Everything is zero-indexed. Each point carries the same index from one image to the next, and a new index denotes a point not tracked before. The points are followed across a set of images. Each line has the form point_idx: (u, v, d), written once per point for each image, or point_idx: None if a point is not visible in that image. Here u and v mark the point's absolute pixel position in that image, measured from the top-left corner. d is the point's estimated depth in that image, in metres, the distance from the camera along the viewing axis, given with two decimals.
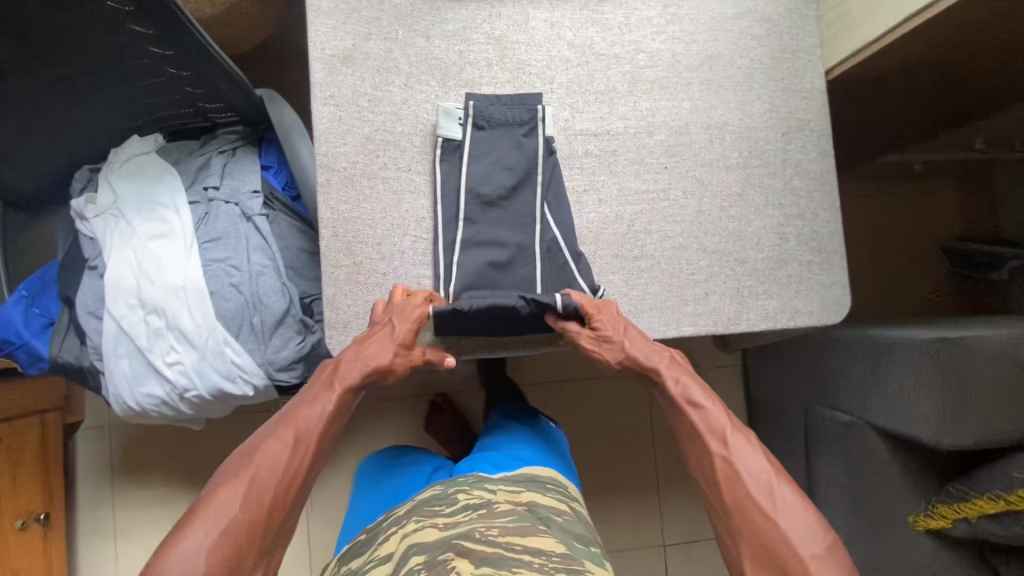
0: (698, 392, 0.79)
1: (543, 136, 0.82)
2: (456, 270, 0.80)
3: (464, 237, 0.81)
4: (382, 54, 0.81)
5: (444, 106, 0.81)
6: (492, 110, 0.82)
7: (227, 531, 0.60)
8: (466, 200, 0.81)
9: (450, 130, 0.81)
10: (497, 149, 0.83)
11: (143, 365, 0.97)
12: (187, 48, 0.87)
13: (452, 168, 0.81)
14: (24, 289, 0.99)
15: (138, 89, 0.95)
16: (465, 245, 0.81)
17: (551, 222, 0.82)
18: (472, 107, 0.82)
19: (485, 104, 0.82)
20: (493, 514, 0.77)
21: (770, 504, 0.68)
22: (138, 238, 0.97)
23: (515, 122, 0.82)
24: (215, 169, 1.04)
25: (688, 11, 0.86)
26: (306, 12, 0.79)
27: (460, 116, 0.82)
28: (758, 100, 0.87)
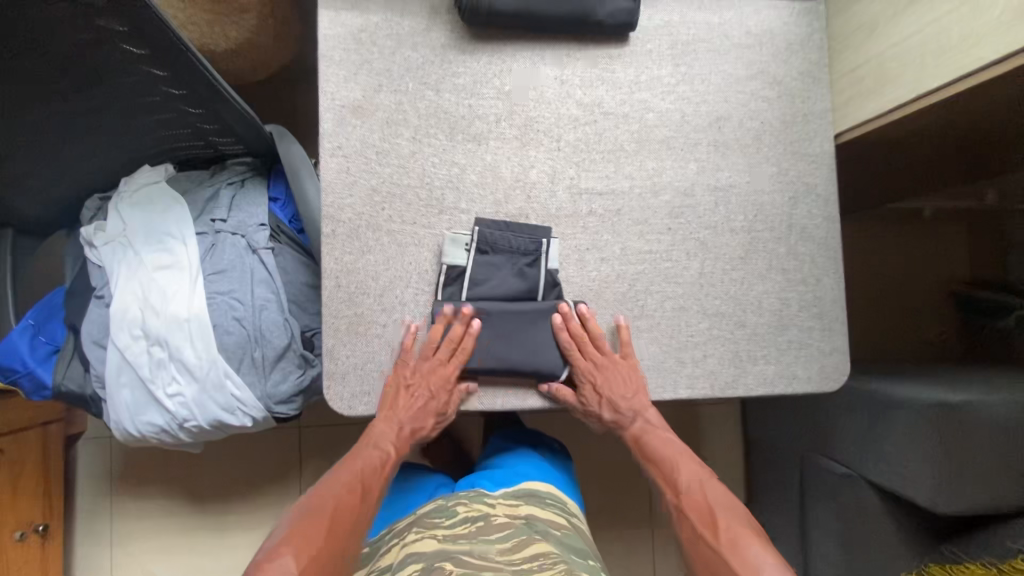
0: (656, 446, 0.86)
1: (547, 268, 0.83)
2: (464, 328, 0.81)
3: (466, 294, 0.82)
4: (392, 107, 0.81)
5: (452, 234, 0.82)
6: (496, 236, 0.82)
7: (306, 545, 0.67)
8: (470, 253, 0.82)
9: (456, 256, 0.82)
10: (498, 275, 0.83)
11: (145, 395, 0.98)
12: (200, 89, 0.88)
13: (454, 246, 0.82)
14: (31, 317, 0.99)
15: (149, 123, 0.95)
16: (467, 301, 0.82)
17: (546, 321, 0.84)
18: (479, 233, 0.82)
19: (490, 230, 0.82)
20: (491, 528, 0.76)
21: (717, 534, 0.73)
22: (145, 268, 0.99)
23: (519, 251, 0.83)
24: (223, 201, 1.05)
25: (699, 71, 0.86)
26: (319, 63, 0.80)
27: (466, 241, 0.82)
28: (765, 162, 0.87)
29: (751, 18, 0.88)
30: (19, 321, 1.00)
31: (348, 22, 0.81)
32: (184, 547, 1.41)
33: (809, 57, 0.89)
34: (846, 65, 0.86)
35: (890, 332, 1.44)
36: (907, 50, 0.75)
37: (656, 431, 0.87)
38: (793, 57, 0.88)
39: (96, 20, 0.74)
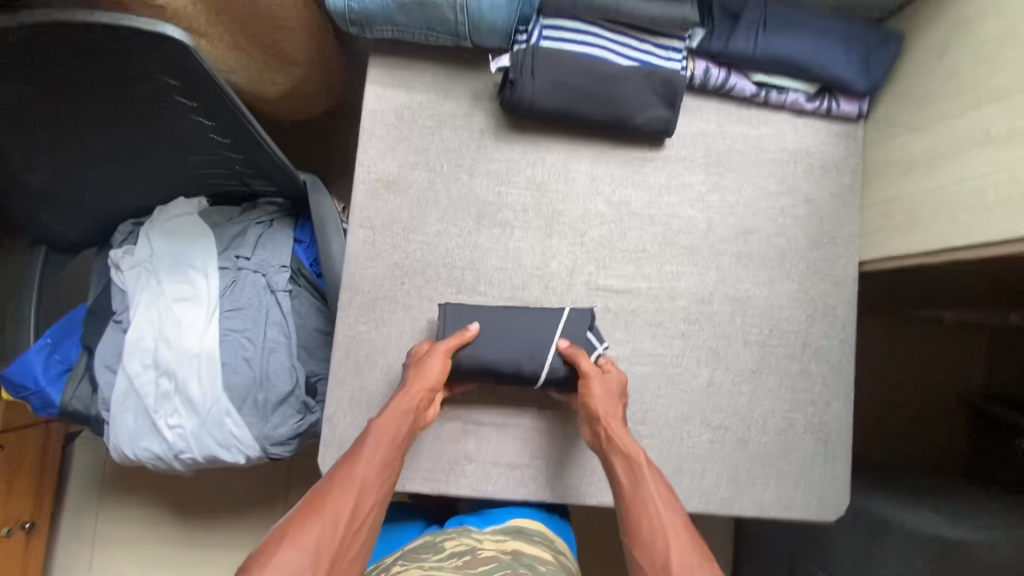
0: (650, 474, 0.72)
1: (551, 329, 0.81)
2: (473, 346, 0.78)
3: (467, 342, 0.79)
4: (425, 185, 0.83)
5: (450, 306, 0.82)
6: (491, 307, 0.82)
7: None
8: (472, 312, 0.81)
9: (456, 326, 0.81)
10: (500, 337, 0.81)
11: (146, 422, 1.00)
12: (243, 139, 0.91)
13: None
14: (48, 335, 1.00)
15: (190, 162, 0.98)
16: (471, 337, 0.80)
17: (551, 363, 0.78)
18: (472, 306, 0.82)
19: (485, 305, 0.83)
20: (476, 562, 0.70)
21: None
22: (164, 299, 1.01)
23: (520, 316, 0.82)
24: (249, 239, 1.08)
25: (730, 182, 0.87)
26: (359, 136, 0.83)
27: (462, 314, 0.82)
28: (787, 280, 0.87)
29: (787, 134, 0.89)
30: (37, 338, 1.00)
31: (393, 99, 0.83)
32: (163, 559, 1.41)
33: (841, 181, 0.89)
34: (879, 194, 0.86)
35: (898, 440, 1.40)
36: (941, 198, 0.75)
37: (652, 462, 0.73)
38: (826, 177, 0.89)
39: (155, 76, 0.77)
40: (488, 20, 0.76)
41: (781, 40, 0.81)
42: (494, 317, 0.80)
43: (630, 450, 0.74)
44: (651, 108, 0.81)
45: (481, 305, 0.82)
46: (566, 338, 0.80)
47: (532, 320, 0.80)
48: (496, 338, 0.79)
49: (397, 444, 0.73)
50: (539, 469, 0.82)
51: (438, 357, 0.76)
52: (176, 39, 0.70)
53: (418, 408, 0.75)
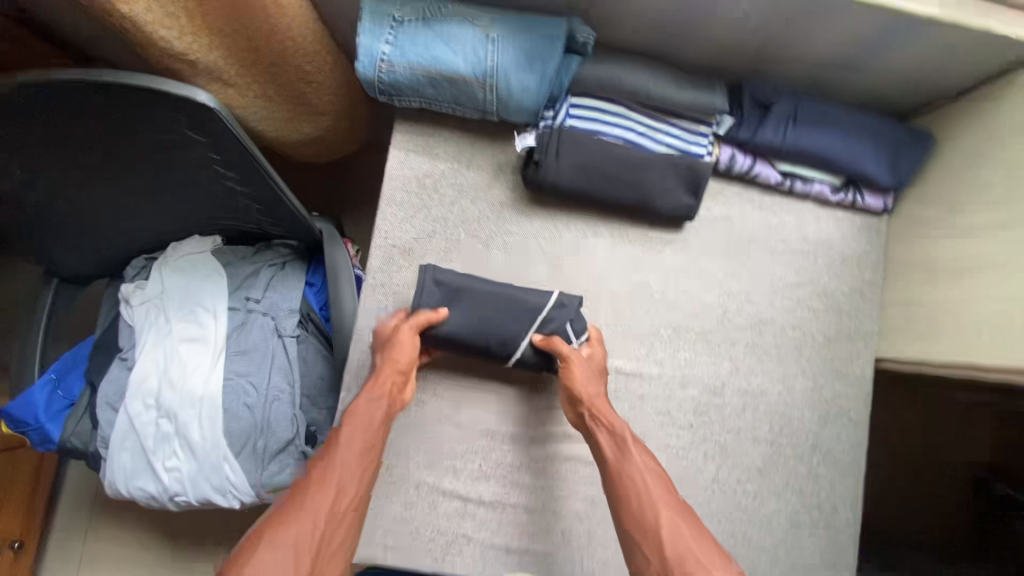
0: (636, 448, 0.72)
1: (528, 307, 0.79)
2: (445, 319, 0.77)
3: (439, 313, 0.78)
4: (441, 256, 0.83)
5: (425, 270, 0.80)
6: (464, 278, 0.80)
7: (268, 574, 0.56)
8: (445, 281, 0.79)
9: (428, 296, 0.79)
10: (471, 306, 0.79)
11: (143, 463, 0.99)
12: (262, 188, 0.91)
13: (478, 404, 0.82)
14: (53, 369, 0.99)
15: (207, 206, 0.97)
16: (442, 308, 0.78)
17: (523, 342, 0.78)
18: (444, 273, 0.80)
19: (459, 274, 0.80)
20: None
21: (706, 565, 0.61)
22: (172, 338, 1.01)
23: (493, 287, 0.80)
24: (260, 281, 1.08)
25: (749, 269, 0.86)
26: (380, 202, 0.83)
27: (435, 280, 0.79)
28: (800, 372, 0.85)
29: (810, 225, 0.88)
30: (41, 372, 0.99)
31: (416, 166, 0.83)
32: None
33: (861, 274, 0.88)
34: (898, 295, 0.86)
35: None
36: (963, 313, 0.74)
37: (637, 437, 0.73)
38: (845, 270, 0.88)
39: (182, 127, 0.77)
40: (516, 98, 0.76)
41: (810, 134, 0.81)
42: (468, 292, 0.79)
43: (613, 423, 0.74)
44: (674, 193, 0.81)
45: (462, 275, 0.80)
46: (542, 331, 0.79)
47: (513, 303, 0.79)
48: (473, 313, 0.78)
49: (373, 431, 0.71)
50: (527, 474, 0.81)
51: (407, 333, 0.75)
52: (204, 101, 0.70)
53: (392, 391, 0.74)
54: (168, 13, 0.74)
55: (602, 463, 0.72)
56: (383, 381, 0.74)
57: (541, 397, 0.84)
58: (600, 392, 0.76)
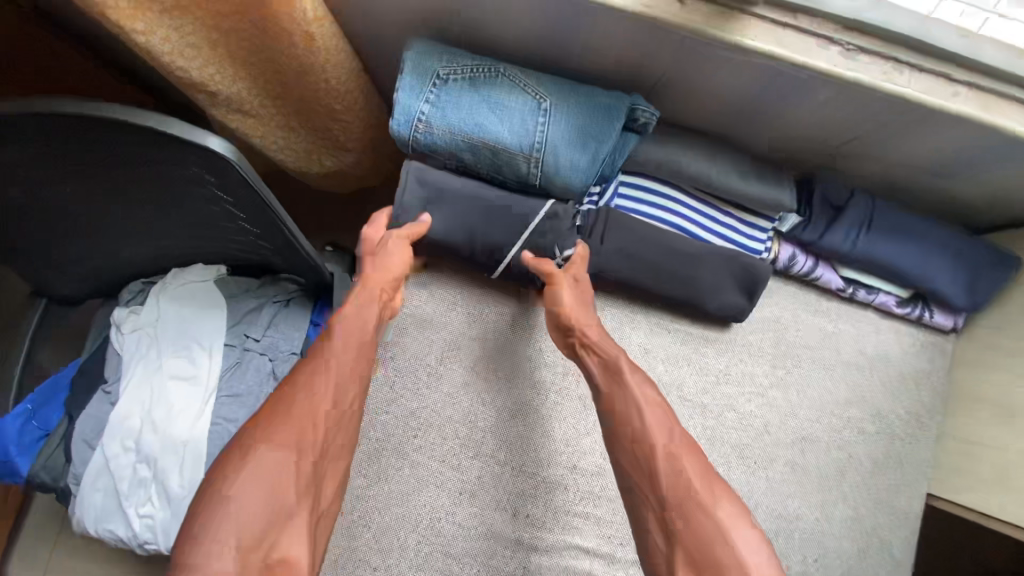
0: (632, 375, 0.63)
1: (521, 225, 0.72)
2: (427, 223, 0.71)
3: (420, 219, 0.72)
4: (459, 328, 0.78)
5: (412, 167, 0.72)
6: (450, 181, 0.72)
7: (259, 470, 0.50)
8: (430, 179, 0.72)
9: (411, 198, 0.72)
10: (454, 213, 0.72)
11: (115, 506, 0.91)
12: (276, 232, 0.79)
13: (483, 504, 0.72)
14: (30, 398, 0.92)
15: (212, 238, 0.86)
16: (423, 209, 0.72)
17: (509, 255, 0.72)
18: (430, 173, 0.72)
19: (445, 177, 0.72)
20: None
21: (709, 494, 0.52)
22: (161, 375, 0.93)
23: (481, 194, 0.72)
24: (262, 319, 1.00)
25: (797, 379, 0.77)
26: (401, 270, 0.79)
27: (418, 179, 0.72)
28: (842, 501, 0.76)
29: (867, 337, 0.79)
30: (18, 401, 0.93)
31: None
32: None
33: (919, 396, 0.79)
34: (966, 428, 0.76)
35: None
36: None
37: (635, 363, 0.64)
38: (902, 391, 0.79)
39: (192, 167, 0.64)
40: (563, 177, 0.69)
41: (879, 242, 0.73)
42: (453, 195, 0.72)
43: (605, 350, 0.65)
44: (727, 294, 0.73)
45: (453, 177, 0.73)
46: (532, 247, 0.72)
47: (500, 210, 0.72)
48: (454, 219, 0.72)
49: (367, 340, 0.66)
50: (495, 418, 0.75)
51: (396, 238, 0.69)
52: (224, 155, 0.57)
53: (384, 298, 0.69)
54: (189, 43, 0.67)
55: (596, 396, 0.64)
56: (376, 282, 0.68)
57: (545, 435, 0.75)
58: (593, 321, 0.68)
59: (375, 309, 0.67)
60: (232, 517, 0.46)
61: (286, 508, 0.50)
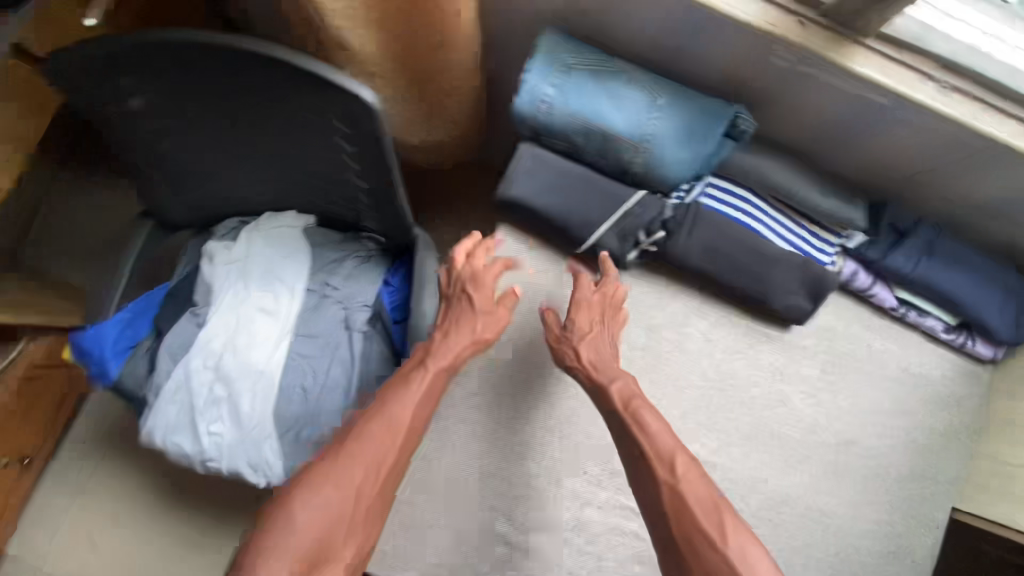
0: (647, 411, 0.69)
1: (618, 205, 0.78)
2: (530, 193, 0.79)
3: (524, 190, 0.79)
4: (543, 296, 0.84)
5: (523, 149, 0.80)
6: (553, 161, 0.79)
7: (324, 501, 0.61)
8: (539, 157, 0.80)
9: (518, 170, 0.79)
10: (559, 184, 0.79)
11: (186, 420, 0.99)
12: (382, 190, 0.84)
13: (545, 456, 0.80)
14: (128, 310, 0.98)
15: (315, 189, 0.91)
16: (528, 180, 0.79)
17: (598, 231, 0.78)
18: (538, 152, 0.80)
19: (546, 157, 0.80)
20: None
21: (718, 531, 0.58)
22: (248, 306, 1.02)
23: (583, 173, 0.79)
24: (343, 270, 1.08)
25: (844, 387, 0.84)
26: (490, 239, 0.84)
27: (525, 156, 0.80)
28: (873, 504, 0.82)
29: (914, 357, 0.86)
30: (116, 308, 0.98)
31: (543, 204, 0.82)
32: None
33: (954, 420, 0.85)
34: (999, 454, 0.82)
35: None
36: None
37: (649, 401, 0.69)
38: (940, 412, 0.85)
39: (330, 118, 0.68)
40: (665, 168, 0.76)
41: (938, 270, 0.80)
42: (557, 172, 0.79)
43: (614, 391, 0.71)
44: (793, 297, 0.79)
45: (559, 159, 0.80)
46: (617, 228, 0.78)
47: (598, 188, 0.78)
48: (555, 192, 0.79)
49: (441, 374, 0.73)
50: (564, 382, 0.82)
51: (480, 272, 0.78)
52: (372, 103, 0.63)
53: (468, 333, 0.75)
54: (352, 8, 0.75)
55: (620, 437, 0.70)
56: (462, 321, 0.76)
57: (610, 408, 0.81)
58: (605, 353, 0.74)
59: (455, 347, 0.74)
60: (297, 536, 0.59)
61: (345, 536, 0.61)
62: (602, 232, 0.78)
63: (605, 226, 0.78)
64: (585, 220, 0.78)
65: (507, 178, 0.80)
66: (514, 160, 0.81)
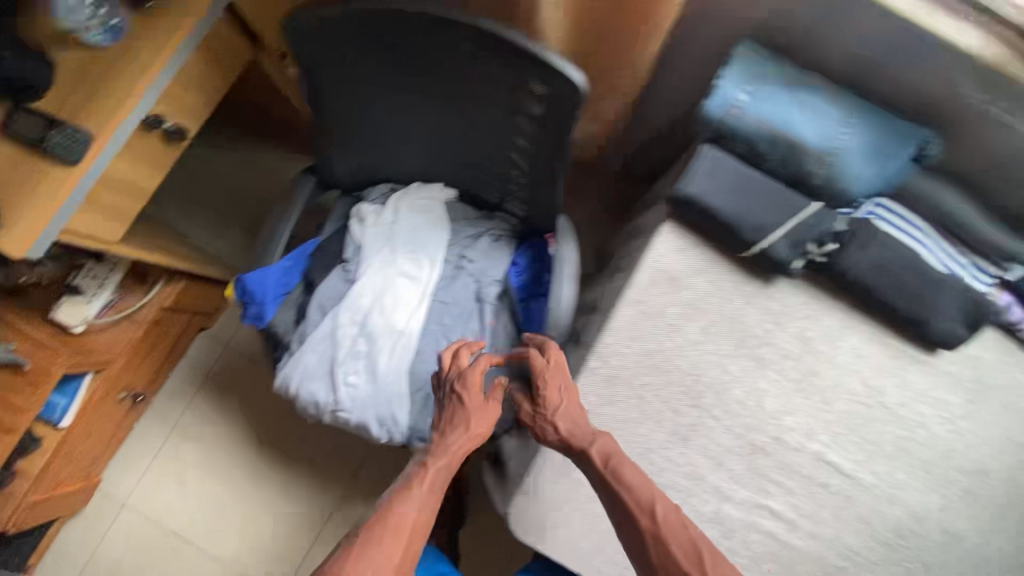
0: (629, 470, 0.74)
1: (794, 213, 0.80)
2: (710, 189, 0.81)
3: (703, 187, 0.81)
4: (702, 293, 0.86)
5: (704, 150, 0.84)
6: (732, 164, 0.83)
7: None
8: (719, 158, 0.83)
9: (698, 167, 0.83)
10: (736, 186, 0.82)
11: (325, 369, 1.04)
12: (542, 168, 0.91)
13: (691, 449, 0.83)
14: (288, 261, 1.07)
15: (477, 159, 0.99)
16: (706, 177, 0.82)
17: (772, 232, 0.80)
18: (718, 153, 0.83)
19: (725, 159, 0.83)
20: None
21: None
22: (396, 268, 1.09)
23: (759, 179, 0.82)
24: (478, 246, 1.14)
25: (988, 417, 0.86)
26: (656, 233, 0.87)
27: (706, 155, 0.83)
28: (1006, 534, 0.84)
29: None
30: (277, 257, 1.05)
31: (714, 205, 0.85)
32: (231, 502, 1.45)
33: None
34: None
35: None
36: None
37: (627, 456, 0.74)
38: None
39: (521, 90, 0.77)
40: (846, 181, 0.80)
41: None
42: (735, 174, 0.82)
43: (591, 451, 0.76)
44: (954, 324, 0.81)
45: (736, 163, 0.83)
46: (790, 235, 0.80)
47: (775, 194, 0.81)
48: (731, 193, 0.81)
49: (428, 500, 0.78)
50: (715, 380, 0.84)
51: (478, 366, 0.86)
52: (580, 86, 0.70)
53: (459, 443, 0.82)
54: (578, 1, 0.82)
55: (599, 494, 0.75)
56: (457, 418, 0.85)
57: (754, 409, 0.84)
58: (576, 422, 0.78)
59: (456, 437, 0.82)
60: None
61: None
62: (776, 235, 0.80)
63: (779, 230, 0.80)
64: (758, 222, 0.80)
65: (688, 174, 0.82)
66: (692, 159, 0.85)
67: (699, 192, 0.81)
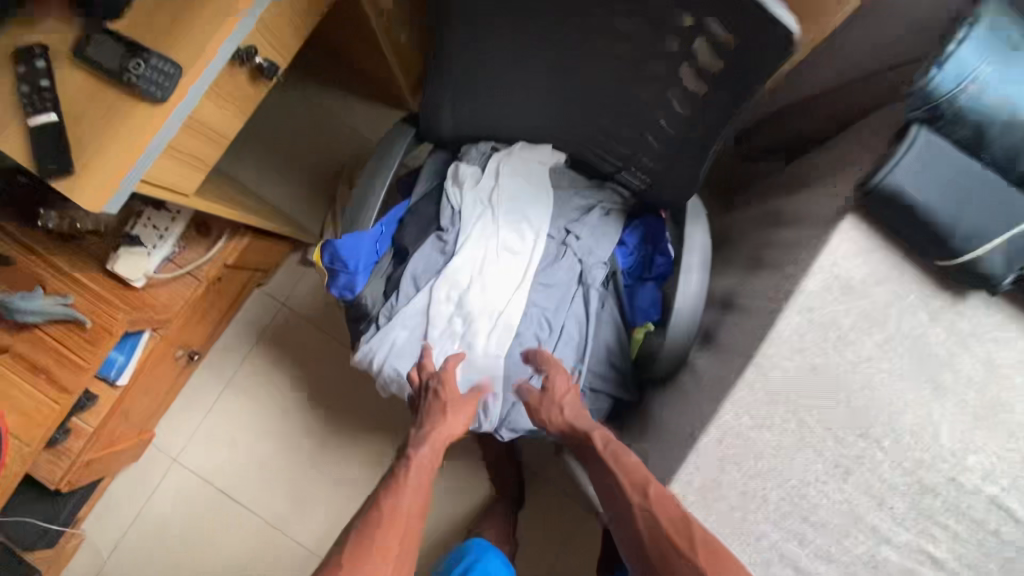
0: (623, 450, 0.81)
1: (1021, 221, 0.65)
2: (913, 182, 0.68)
3: (907, 176, 0.68)
4: (882, 305, 0.73)
5: (917, 131, 0.68)
6: (948, 152, 0.67)
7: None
8: (933, 143, 0.68)
9: (907, 152, 0.68)
10: (947, 180, 0.67)
11: (415, 347, 0.94)
12: (691, 140, 0.75)
13: (849, 482, 0.74)
14: (381, 226, 0.96)
15: (602, 124, 0.82)
16: (914, 167, 0.68)
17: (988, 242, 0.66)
18: (933, 138, 0.68)
19: (941, 146, 0.67)
20: None
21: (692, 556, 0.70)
22: (497, 241, 0.95)
23: (979, 174, 0.67)
24: (589, 221, 0.99)
25: None
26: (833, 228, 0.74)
27: (919, 139, 0.68)
28: None
29: None
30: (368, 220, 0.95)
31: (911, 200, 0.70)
32: (285, 465, 1.39)
33: None
34: None
35: None
36: None
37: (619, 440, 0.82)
38: None
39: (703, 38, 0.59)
40: None
41: None
42: (951, 166, 0.67)
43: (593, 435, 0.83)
44: None
45: (953, 151, 0.68)
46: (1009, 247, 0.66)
47: (999, 196, 0.66)
48: (943, 187, 0.67)
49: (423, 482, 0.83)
50: (888, 407, 0.73)
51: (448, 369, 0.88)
52: (793, 37, 0.53)
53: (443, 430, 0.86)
54: None
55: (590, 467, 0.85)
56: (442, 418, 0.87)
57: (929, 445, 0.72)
58: (564, 412, 0.88)
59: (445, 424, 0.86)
60: None
61: None
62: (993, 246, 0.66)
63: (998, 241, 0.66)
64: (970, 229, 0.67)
65: (893, 161, 0.68)
66: (897, 142, 0.69)
67: (903, 184, 0.68)
